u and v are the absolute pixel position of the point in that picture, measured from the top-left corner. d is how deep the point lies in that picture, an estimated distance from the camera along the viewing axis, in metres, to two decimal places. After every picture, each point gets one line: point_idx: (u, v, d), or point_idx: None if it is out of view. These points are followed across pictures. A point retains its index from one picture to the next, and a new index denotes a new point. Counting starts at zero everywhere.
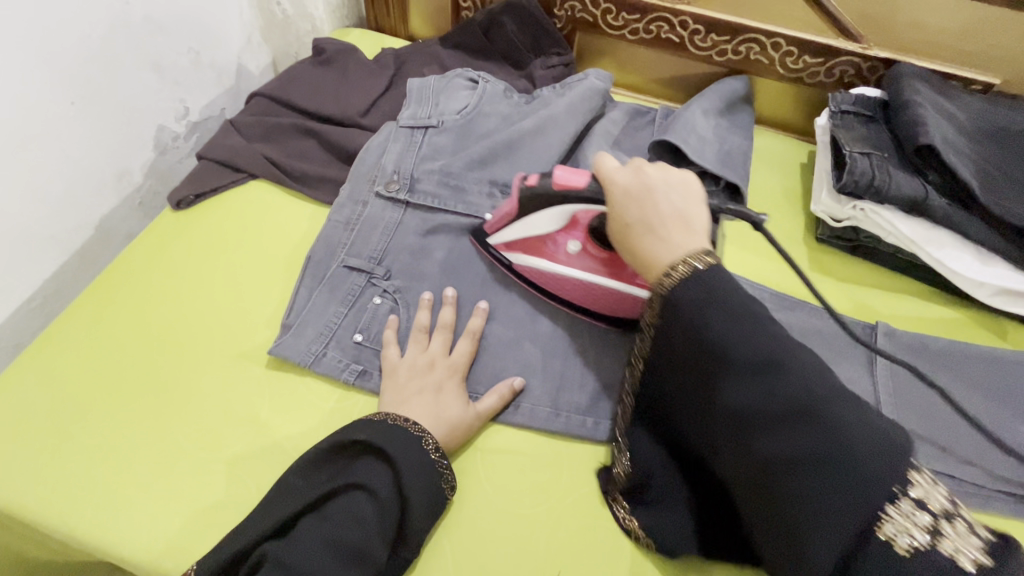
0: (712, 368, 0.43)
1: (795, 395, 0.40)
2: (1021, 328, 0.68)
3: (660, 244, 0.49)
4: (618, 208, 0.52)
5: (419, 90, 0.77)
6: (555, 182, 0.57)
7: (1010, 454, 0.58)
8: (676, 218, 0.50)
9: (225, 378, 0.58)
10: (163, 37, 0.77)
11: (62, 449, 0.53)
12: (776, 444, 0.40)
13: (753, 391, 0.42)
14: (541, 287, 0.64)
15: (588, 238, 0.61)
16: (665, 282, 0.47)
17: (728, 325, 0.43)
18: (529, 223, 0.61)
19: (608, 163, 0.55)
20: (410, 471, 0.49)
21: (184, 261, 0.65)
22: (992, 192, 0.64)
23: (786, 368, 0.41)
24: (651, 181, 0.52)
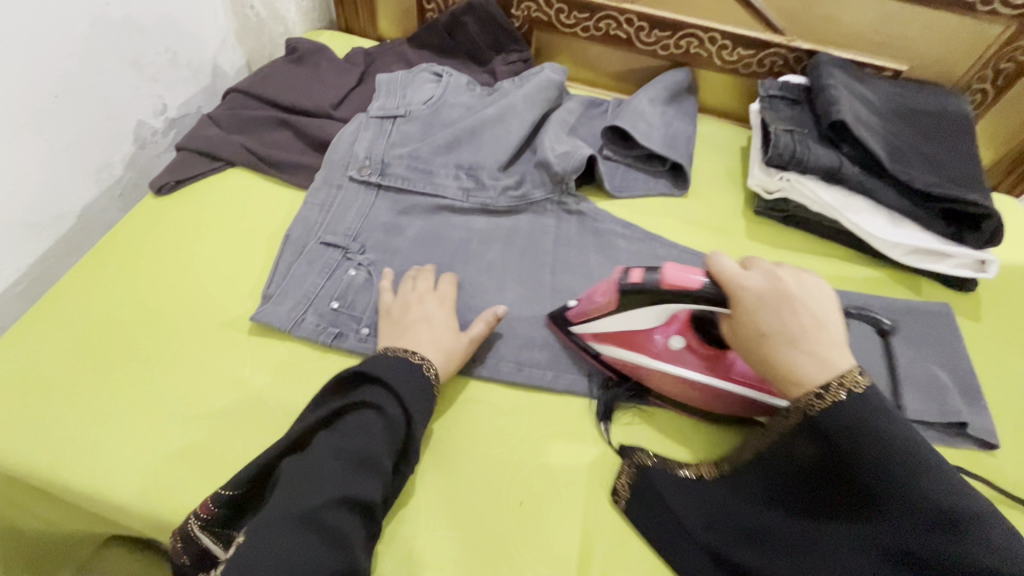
0: (865, 467, 0.44)
1: (945, 533, 0.42)
2: (933, 284, 0.77)
3: (807, 358, 0.48)
4: (748, 313, 0.51)
5: (388, 84, 0.83)
6: (666, 280, 0.55)
7: (921, 389, 0.65)
8: (814, 327, 0.50)
9: (210, 345, 0.62)
10: (142, 37, 0.81)
11: (54, 413, 0.57)
12: (905, 572, 0.43)
13: (899, 524, 0.43)
14: (632, 378, 0.63)
15: (686, 331, 0.61)
16: (816, 404, 0.47)
17: (879, 442, 0.44)
18: (627, 318, 0.60)
19: (725, 265, 0.54)
20: (408, 393, 0.54)
21: (168, 242, 0.69)
22: (898, 162, 0.72)
23: (939, 506, 0.42)
24: (786, 287, 0.51)
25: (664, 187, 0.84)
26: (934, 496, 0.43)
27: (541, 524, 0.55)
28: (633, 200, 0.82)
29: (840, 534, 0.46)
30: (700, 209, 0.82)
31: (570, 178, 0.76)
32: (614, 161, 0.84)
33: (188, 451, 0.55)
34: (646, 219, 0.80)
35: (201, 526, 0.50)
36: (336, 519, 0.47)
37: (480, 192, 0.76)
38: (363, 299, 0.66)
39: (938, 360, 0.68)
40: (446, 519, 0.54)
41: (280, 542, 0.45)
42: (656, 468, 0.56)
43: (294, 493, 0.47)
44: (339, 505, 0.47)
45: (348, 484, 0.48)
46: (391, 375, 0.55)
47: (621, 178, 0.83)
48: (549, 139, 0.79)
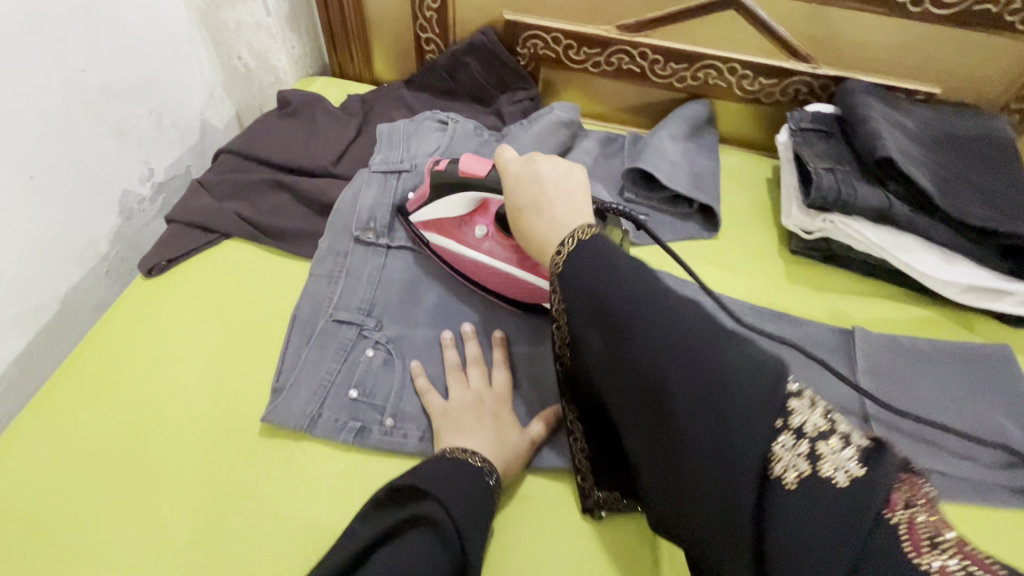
0: (622, 320, 0.41)
1: (711, 373, 0.37)
2: (986, 319, 0.72)
3: (544, 223, 0.51)
4: (508, 193, 0.55)
5: (390, 135, 0.77)
6: (461, 169, 0.61)
7: (992, 444, 0.60)
8: (563, 199, 0.51)
9: (221, 452, 0.55)
10: (123, 102, 0.75)
11: (48, 548, 0.50)
12: (672, 391, 0.38)
13: (669, 376, 0.38)
14: (447, 263, 0.67)
15: (493, 224, 0.64)
16: (559, 263, 0.47)
17: (592, 289, 0.43)
18: (439, 206, 0.64)
19: (507, 154, 0.58)
20: (469, 504, 0.48)
21: (163, 332, 0.62)
22: (950, 196, 0.67)
23: (647, 317, 0.40)
24: (539, 169, 0.54)
25: (693, 229, 0.78)
26: (669, 336, 0.39)
27: None
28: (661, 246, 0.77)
29: (652, 429, 0.40)
30: (732, 252, 0.77)
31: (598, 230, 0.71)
32: (637, 205, 0.79)
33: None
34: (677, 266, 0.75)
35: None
36: None
37: None
38: (383, 385, 0.59)
39: (1008, 410, 0.63)
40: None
41: None
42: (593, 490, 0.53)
43: None
44: None
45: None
46: (450, 481, 0.49)
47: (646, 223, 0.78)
48: None
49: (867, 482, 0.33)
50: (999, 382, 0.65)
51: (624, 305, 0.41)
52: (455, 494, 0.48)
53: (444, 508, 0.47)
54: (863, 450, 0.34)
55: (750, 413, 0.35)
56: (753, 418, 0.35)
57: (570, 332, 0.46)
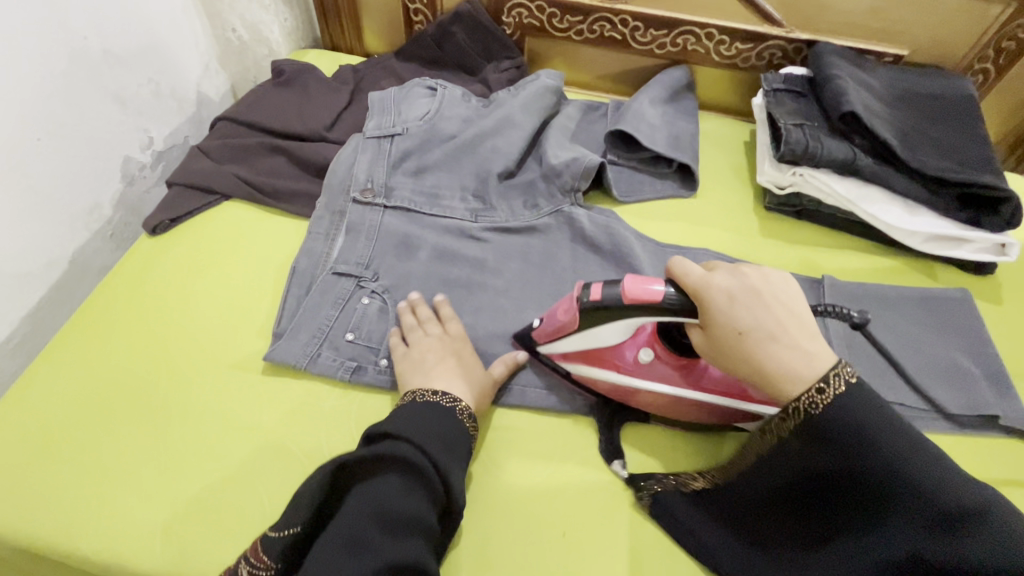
0: (872, 463, 0.43)
1: (953, 513, 0.41)
2: (949, 269, 0.76)
3: (789, 352, 0.46)
4: (722, 317, 0.48)
5: (381, 101, 0.80)
6: (627, 294, 0.52)
7: (948, 379, 0.65)
8: (790, 318, 0.48)
9: (227, 391, 0.59)
10: (122, 70, 0.78)
11: (66, 475, 0.54)
12: (901, 538, 0.43)
13: (917, 525, 0.43)
14: (603, 392, 0.60)
15: (657, 343, 0.58)
16: (819, 400, 0.45)
17: (851, 431, 0.44)
18: (592, 339, 0.57)
19: (688, 269, 0.51)
20: (442, 441, 0.52)
21: (167, 283, 0.66)
22: (911, 149, 0.71)
23: (912, 469, 0.43)
24: (754, 284, 0.49)
25: (673, 188, 0.82)
26: (943, 489, 0.42)
27: (585, 558, 0.52)
28: (643, 205, 0.81)
29: (874, 559, 0.44)
30: (710, 209, 0.81)
31: (582, 186, 0.75)
32: (619, 166, 0.82)
33: (212, 508, 0.53)
34: (656, 222, 0.78)
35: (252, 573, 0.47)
36: None
37: (489, 212, 0.74)
38: (377, 329, 0.63)
39: (962, 348, 0.67)
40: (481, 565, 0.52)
41: None
42: (669, 491, 0.54)
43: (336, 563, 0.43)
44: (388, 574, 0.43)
45: (391, 548, 0.44)
46: (421, 423, 0.52)
47: (627, 183, 0.81)
48: (553, 147, 0.78)
49: None
50: (957, 324, 0.69)
51: (894, 452, 0.43)
52: (430, 435, 0.51)
53: (419, 447, 0.50)
54: None
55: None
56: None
57: (800, 452, 0.46)
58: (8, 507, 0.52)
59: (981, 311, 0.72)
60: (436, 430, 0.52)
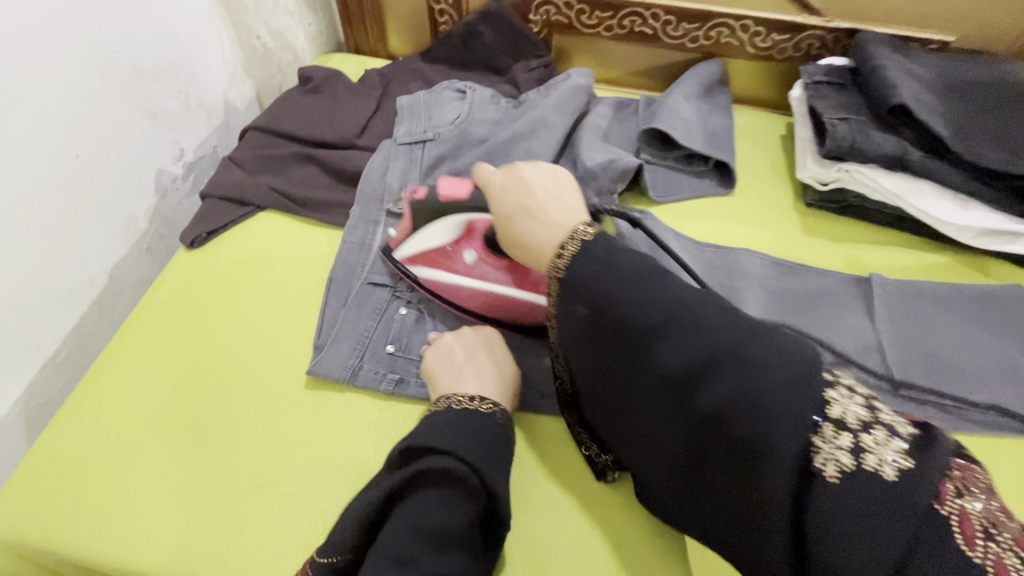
0: (633, 316, 0.44)
1: (704, 349, 0.40)
2: (1000, 262, 0.73)
3: (534, 224, 0.54)
4: (496, 197, 0.58)
5: (410, 106, 0.80)
6: (442, 193, 0.64)
7: (1008, 380, 0.62)
8: (552, 199, 0.54)
9: (271, 406, 0.59)
10: (154, 83, 0.78)
11: (119, 493, 0.54)
12: (708, 390, 0.39)
13: (691, 368, 0.40)
14: (443, 297, 0.63)
15: (484, 249, 0.62)
16: (558, 267, 0.49)
17: (616, 299, 0.45)
18: (429, 234, 0.63)
19: (485, 169, 0.61)
20: (484, 450, 0.48)
21: (205, 298, 0.66)
22: (964, 140, 0.69)
23: (677, 326, 0.42)
24: (521, 172, 0.57)
25: (709, 186, 0.80)
26: (688, 347, 0.41)
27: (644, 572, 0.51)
28: (679, 204, 0.79)
29: (692, 423, 0.41)
30: (749, 207, 0.79)
31: (616, 189, 0.74)
32: (654, 165, 0.80)
33: (254, 521, 0.53)
34: (693, 222, 0.77)
35: None
36: None
37: None
38: (417, 341, 0.63)
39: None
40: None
41: None
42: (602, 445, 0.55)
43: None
44: None
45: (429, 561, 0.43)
46: (462, 432, 0.48)
47: (664, 182, 0.79)
48: (587, 148, 0.76)
49: (919, 473, 0.33)
50: (1012, 321, 0.66)
51: (649, 305, 0.43)
52: (471, 443, 0.47)
53: (463, 462, 0.46)
54: (913, 439, 0.35)
55: (777, 433, 0.36)
56: (807, 404, 0.36)
57: (596, 337, 0.46)
58: (59, 530, 0.53)
59: None
60: (477, 437, 0.48)
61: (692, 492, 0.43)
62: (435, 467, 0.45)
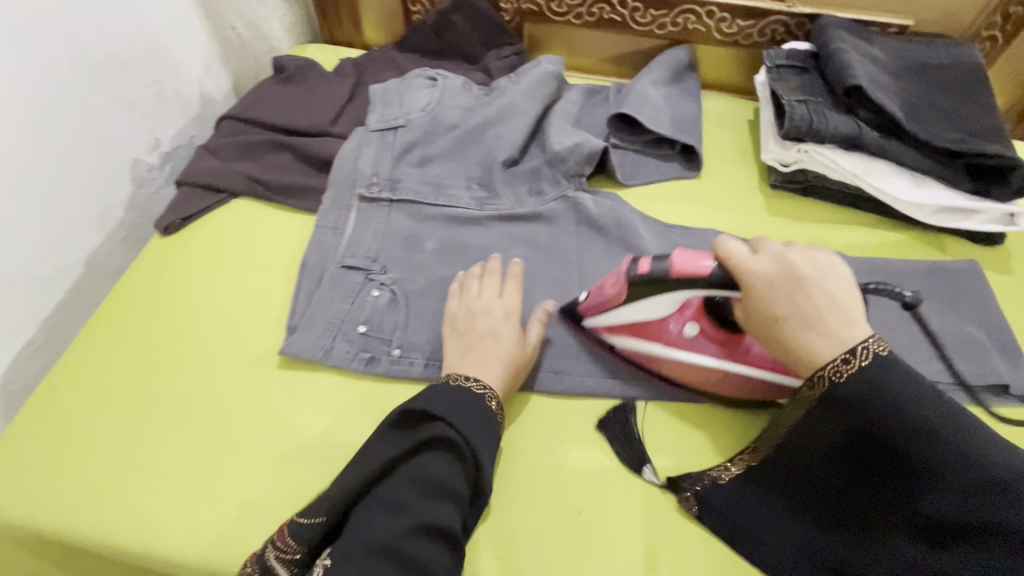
0: (900, 442, 0.45)
1: (974, 479, 0.43)
2: (956, 239, 0.75)
3: (822, 339, 0.48)
4: (761, 301, 0.51)
5: (383, 94, 0.81)
6: (675, 268, 0.53)
7: (963, 351, 0.64)
8: (831, 308, 0.49)
9: (243, 385, 0.60)
10: (127, 73, 0.79)
11: (93, 471, 0.56)
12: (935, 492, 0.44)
13: (948, 490, 0.44)
14: (644, 366, 0.62)
15: (703, 317, 0.59)
16: (841, 369, 0.47)
17: (910, 403, 0.45)
18: (638, 310, 0.58)
19: (732, 248, 0.52)
20: (476, 424, 0.53)
21: (178, 283, 0.67)
22: (918, 119, 0.71)
23: (947, 433, 0.44)
24: (798, 270, 0.51)
25: (677, 169, 0.82)
26: (972, 453, 0.43)
27: (600, 536, 0.53)
28: (647, 187, 0.80)
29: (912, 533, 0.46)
30: (715, 190, 0.80)
31: (584, 172, 0.75)
32: (623, 149, 0.82)
33: (222, 496, 0.54)
34: (661, 205, 0.78)
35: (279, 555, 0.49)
36: (421, 550, 0.47)
37: (494, 200, 0.74)
38: (388, 321, 0.64)
39: (975, 320, 0.67)
40: (497, 556, 0.53)
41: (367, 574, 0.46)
42: (709, 488, 0.54)
43: (374, 525, 0.48)
44: (418, 537, 0.48)
45: (432, 517, 0.48)
46: (457, 405, 0.53)
47: (631, 166, 0.81)
48: (556, 133, 0.78)
49: None
50: (965, 295, 0.69)
51: (917, 420, 0.44)
52: (462, 413, 0.53)
53: (456, 430, 0.51)
54: None
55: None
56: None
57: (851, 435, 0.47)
58: (32, 507, 0.54)
59: (989, 281, 0.72)
60: (470, 410, 0.53)
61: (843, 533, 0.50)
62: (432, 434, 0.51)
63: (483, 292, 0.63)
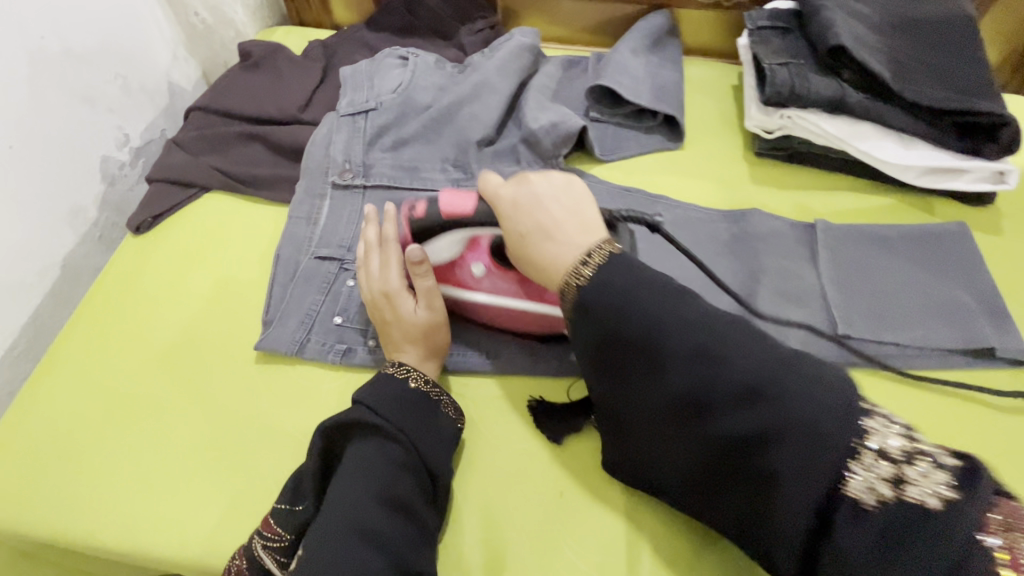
0: (676, 366, 0.44)
1: (733, 389, 0.41)
2: (946, 200, 0.74)
3: (558, 247, 0.50)
4: (507, 222, 0.53)
5: (353, 76, 0.78)
6: (442, 209, 0.55)
7: (946, 313, 0.63)
8: (568, 219, 0.51)
9: (220, 382, 0.60)
10: (88, 68, 0.76)
11: (78, 471, 0.56)
12: (726, 418, 0.42)
13: (729, 408, 0.42)
14: (450, 305, 0.63)
15: (492, 259, 0.59)
16: (583, 272, 0.48)
17: (662, 330, 0.45)
18: (427, 255, 0.58)
19: (492, 180, 0.55)
20: (402, 404, 0.53)
21: (151, 283, 0.66)
22: (904, 79, 0.68)
23: (723, 351, 0.42)
24: (534, 189, 0.53)
25: (659, 141, 0.79)
26: (731, 371, 0.42)
27: (583, 515, 0.54)
28: (627, 161, 0.78)
29: (715, 457, 0.43)
30: (697, 160, 0.78)
31: (561, 151, 0.73)
32: (603, 123, 0.80)
33: (202, 492, 0.55)
34: (642, 178, 0.77)
35: (266, 542, 0.50)
36: (385, 526, 0.47)
37: (470, 181, 0.73)
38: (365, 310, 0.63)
39: (963, 283, 0.66)
40: (482, 538, 0.53)
41: (335, 557, 0.45)
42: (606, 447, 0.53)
43: (332, 510, 0.47)
44: (378, 511, 0.47)
45: (385, 485, 0.48)
46: (382, 388, 0.53)
47: (611, 140, 0.79)
48: (533, 109, 0.75)
49: (958, 501, 0.35)
50: (952, 257, 0.67)
51: (695, 338, 0.43)
52: (383, 391, 0.53)
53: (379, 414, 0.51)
54: (954, 474, 0.36)
55: (807, 457, 0.38)
56: (810, 450, 0.38)
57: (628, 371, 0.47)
58: (19, 511, 0.55)
59: (978, 242, 0.70)
60: (389, 391, 0.53)
61: (680, 473, 0.47)
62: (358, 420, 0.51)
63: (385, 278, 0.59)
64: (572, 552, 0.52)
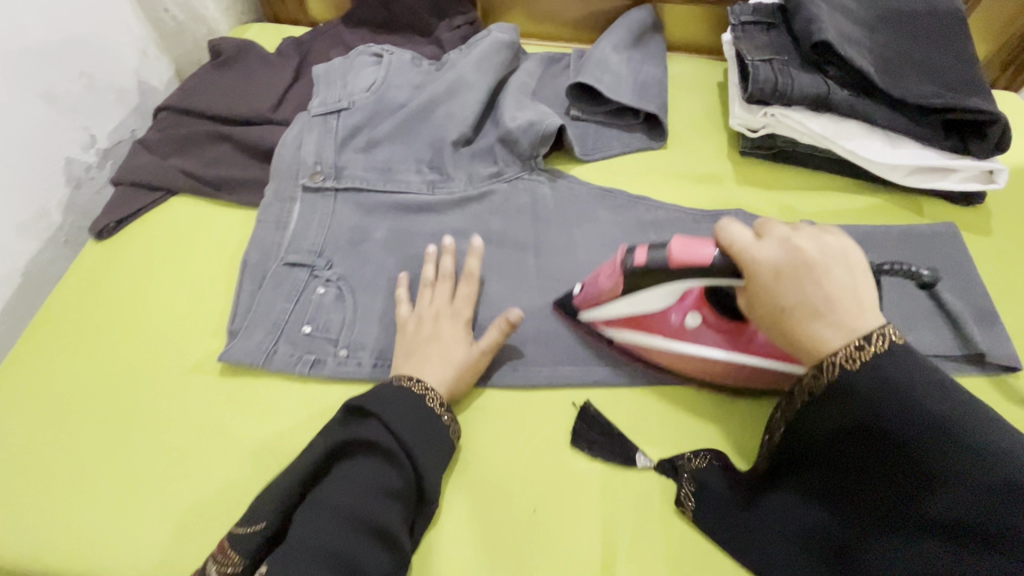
0: (894, 427, 0.41)
1: (985, 478, 0.38)
2: (935, 201, 0.72)
3: (834, 330, 0.44)
4: (764, 292, 0.46)
5: (326, 75, 0.76)
6: (673, 260, 0.49)
7: (933, 318, 0.62)
8: (841, 292, 0.44)
9: (183, 394, 0.58)
10: (50, 66, 0.74)
11: (33, 488, 0.54)
12: (956, 498, 0.39)
13: (976, 493, 0.39)
14: (643, 355, 0.59)
15: (703, 306, 0.55)
16: (854, 356, 0.43)
17: (900, 384, 0.41)
18: (636, 302, 0.55)
19: (734, 231, 0.49)
20: (413, 424, 0.51)
21: (114, 290, 0.64)
22: (891, 75, 0.66)
23: (970, 429, 0.40)
24: (804, 255, 0.46)
25: (641, 140, 0.77)
26: (999, 460, 0.39)
27: (557, 531, 0.52)
28: (609, 161, 0.76)
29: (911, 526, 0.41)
30: (682, 160, 0.76)
31: (539, 152, 0.71)
32: (584, 121, 0.78)
33: (161, 510, 0.53)
34: (624, 179, 0.74)
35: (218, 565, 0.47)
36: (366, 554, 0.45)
37: (446, 183, 0.70)
38: (335, 319, 0.61)
39: (951, 286, 0.64)
40: (451, 555, 0.51)
41: None
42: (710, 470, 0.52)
43: (311, 533, 0.46)
44: (359, 538, 0.46)
45: (371, 512, 0.47)
46: (399, 406, 0.51)
47: (593, 140, 0.77)
48: (511, 108, 0.73)
49: None
50: (940, 259, 0.65)
51: (936, 415, 0.40)
52: (400, 409, 0.51)
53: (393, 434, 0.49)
54: None
55: None
56: None
57: (829, 420, 0.45)
58: None
59: (967, 244, 0.68)
60: (402, 409, 0.51)
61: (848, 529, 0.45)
62: (369, 438, 0.49)
63: (436, 295, 0.61)
64: (544, 571, 0.50)
